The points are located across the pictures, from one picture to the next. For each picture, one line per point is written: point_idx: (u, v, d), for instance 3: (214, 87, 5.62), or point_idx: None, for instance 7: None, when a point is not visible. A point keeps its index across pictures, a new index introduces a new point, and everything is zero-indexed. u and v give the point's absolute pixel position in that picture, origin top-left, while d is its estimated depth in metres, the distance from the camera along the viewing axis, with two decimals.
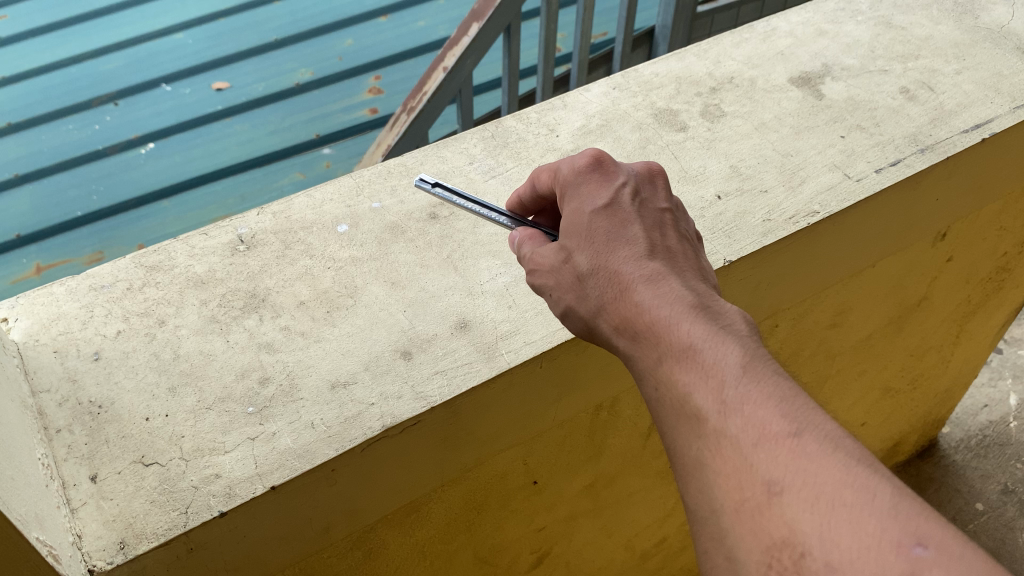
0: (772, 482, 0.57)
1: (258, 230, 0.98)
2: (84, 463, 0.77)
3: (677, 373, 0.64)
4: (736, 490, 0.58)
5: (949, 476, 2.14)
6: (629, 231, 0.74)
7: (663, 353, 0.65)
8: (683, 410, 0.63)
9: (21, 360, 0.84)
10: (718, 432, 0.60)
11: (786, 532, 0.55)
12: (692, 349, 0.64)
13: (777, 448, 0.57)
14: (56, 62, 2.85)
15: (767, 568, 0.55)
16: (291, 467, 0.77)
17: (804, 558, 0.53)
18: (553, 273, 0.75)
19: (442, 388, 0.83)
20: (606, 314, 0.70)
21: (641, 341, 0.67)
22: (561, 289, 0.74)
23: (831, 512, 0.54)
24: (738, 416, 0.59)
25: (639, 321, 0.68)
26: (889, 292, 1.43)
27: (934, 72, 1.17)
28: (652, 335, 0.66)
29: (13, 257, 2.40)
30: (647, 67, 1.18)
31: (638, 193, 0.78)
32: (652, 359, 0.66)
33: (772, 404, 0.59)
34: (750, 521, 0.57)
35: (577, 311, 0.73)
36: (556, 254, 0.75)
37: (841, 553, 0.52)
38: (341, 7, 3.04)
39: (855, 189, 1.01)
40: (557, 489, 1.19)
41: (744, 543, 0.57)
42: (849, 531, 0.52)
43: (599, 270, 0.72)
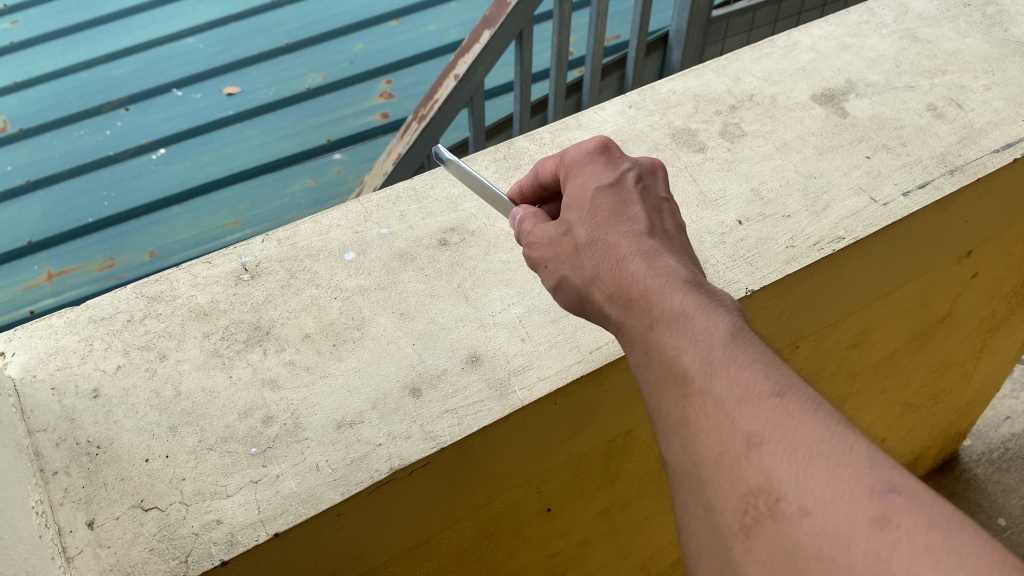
0: (751, 432, 0.52)
1: (262, 258, 0.95)
2: (81, 508, 0.74)
3: (667, 339, 0.59)
4: (714, 442, 0.53)
5: (970, 491, 2.09)
6: (630, 208, 0.70)
7: (655, 320, 0.61)
8: (668, 372, 0.58)
9: (17, 398, 0.82)
10: (702, 392, 0.55)
11: (762, 479, 0.50)
12: (682, 314, 0.59)
13: (759, 404, 0.53)
14: (69, 67, 2.84)
15: (742, 516, 0.51)
16: (296, 513, 0.74)
17: (779, 504, 0.49)
18: (551, 246, 0.72)
19: (452, 428, 0.79)
20: (599, 283, 0.67)
21: (634, 309, 0.63)
22: (558, 261, 0.71)
23: (809, 461, 0.49)
24: (722, 372, 0.55)
25: (634, 288, 0.63)
26: (912, 310, 1.39)
27: (963, 87, 1.13)
28: (645, 302, 0.62)
29: (24, 265, 2.41)
30: (664, 84, 1.15)
31: (641, 180, 0.75)
32: (644, 327, 0.62)
33: (758, 364, 0.55)
34: (726, 471, 0.52)
35: (571, 283, 0.69)
36: (557, 229, 0.72)
37: (815, 498, 0.48)
38: (353, 11, 3.01)
39: (882, 214, 0.97)
40: (570, 517, 1.15)
41: (719, 493, 0.52)
42: (824, 479, 0.48)
43: (599, 241, 0.68)
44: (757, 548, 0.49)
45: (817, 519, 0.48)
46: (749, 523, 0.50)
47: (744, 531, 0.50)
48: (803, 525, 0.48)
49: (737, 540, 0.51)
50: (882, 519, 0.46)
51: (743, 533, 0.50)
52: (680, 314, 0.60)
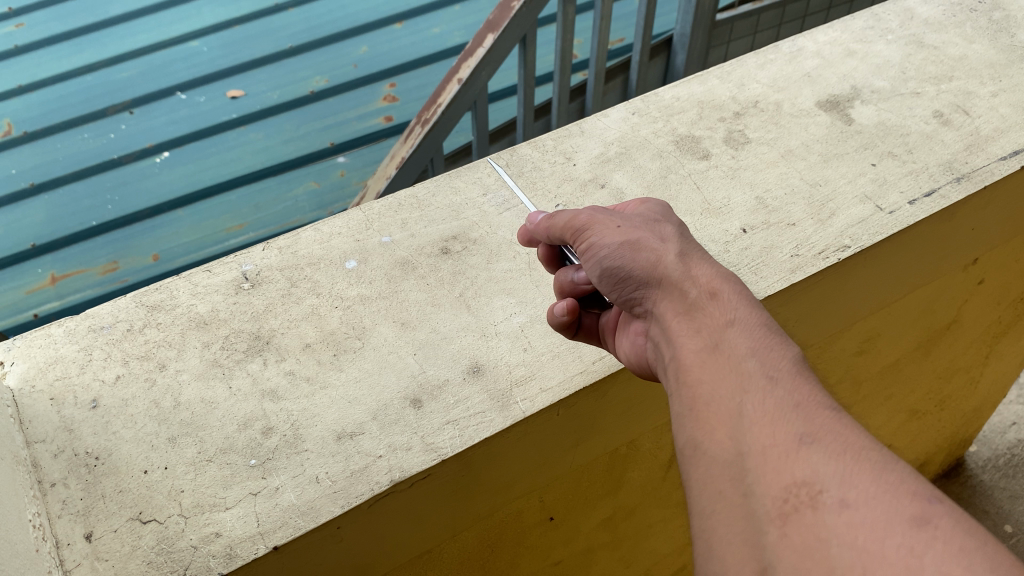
0: (804, 432, 0.55)
1: (263, 267, 0.95)
2: (79, 520, 0.74)
3: (742, 337, 0.64)
4: (766, 436, 0.57)
5: (977, 497, 2.07)
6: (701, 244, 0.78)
7: (736, 317, 0.66)
8: (733, 365, 0.62)
9: (16, 409, 0.81)
10: (764, 390, 0.60)
11: (807, 473, 0.53)
12: (765, 325, 0.65)
13: (817, 411, 0.57)
14: (72, 71, 2.84)
15: (781, 504, 0.53)
16: (295, 526, 0.73)
17: (820, 495, 0.51)
18: (637, 224, 0.75)
19: (453, 440, 0.79)
20: (683, 266, 0.70)
21: (715, 300, 0.68)
22: (640, 233, 0.74)
23: (857, 463, 0.52)
24: (788, 382, 0.60)
25: (723, 286, 0.68)
26: (919, 318, 1.38)
27: (969, 94, 1.12)
28: (730, 301, 0.67)
29: (28, 267, 2.41)
30: (667, 91, 1.14)
31: None
32: (719, 321, 0.66)
33: (817, 388, 0.59)
34: (772, 464, 0.55)
35: (648, 251, 0.72)
36: (648, 218, 0.77)
37: (857, 493, 0.50)
38: (357, 13, 3.00)
39: (888, 223, 0.96)
40: (573, 526, 1.14)
41: (763, 481, 0.55)
42: (869, 478, 0.51)
43: (688, 245, 0.73)
44: (791, 533, 0.51)
45: (856, 512, 0.49)
46: (788, 510, 0.52)
47: (781, 517, 0.52)
48: (841, 516, 0.50)
49: (773, 525, 0.52)
50: (921, 518, 0.47)
51: (780, 519, 0.52)
52: (763, 325, 0.65)
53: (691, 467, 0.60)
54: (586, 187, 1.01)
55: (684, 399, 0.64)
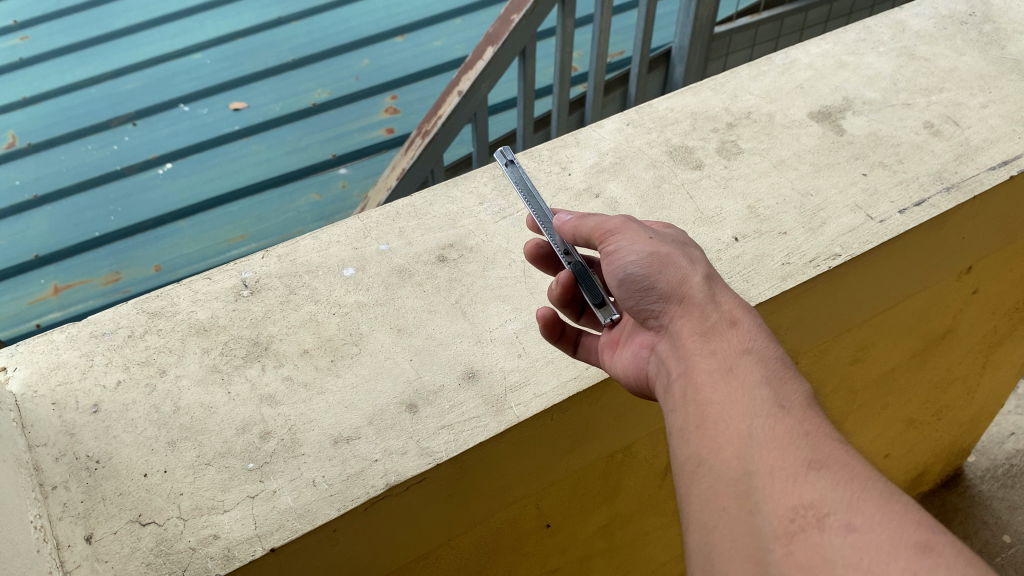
0: (814, 459, 0.56)
1: (262, 275, 0.96)
2: (80, 522, 0.75)
3: (757, 366, 0.65)
4: (774, 459, 0.58)
5: (975, 507, 2.07)
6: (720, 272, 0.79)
7: (753, 346, 0.67)
8: (749, 388, 0.63)
9: (18, 413, 0.83)
10: (777, 416, 0.61)
11: (815, 496, 0.54)
12: (779, 359, 0.66)
13: (826, 439, 0.58)
14: (76, 83, 2.87)
15: (788, 523, 0.53)
16: (292, 528, 0.74)
17: (827, 518, 0.52)
18: (667, 243, 0.77)
19: (448, 443, 0.80)
20: (707, 290, 0.72)
21: (735, 328, 0.69)
22: (670, 249, 0.76)
23: (864, 491, 0.53)
24: (798, 413, 0.61)
25: (744, 316, 0.70)
26: (916, 326, 1.39)
27: (959, 105, 1.14)
28: (750, 330, 0.69)
29: (30, 278, 2.43)
30: (661, 102, 1.16)
31: None
32: (736, 347, 0.68)
33: (823, 419, 0.61)
34: (779, 485, 0.56)
35: (676, 268, 0.74)
36: (678, 239, 0.78)
37: (864, 519, 0.51)
38: (359, 26, 3.03)
39: (878, 231, 0.97)
40: (570, 533, 1.15)
41: (770, 501, 0.55)
42: (876, 506, 0.52)
43: (713, 271, 0.76)
44: (797, 551, 0.52)
45: (862, 535, 0.50)
46: (794, 530, 0.53)
47: (788, 536, 0.53)
48: (847, 539, 0.51)
49: (778, 543, 0.53)
50: (924, 546, 0.48)
51: (786, 538, 0.53)
52: (779, 359, 0.67)
53: (692, 481, 0.61)
54: (581, 196, 1.03)
55: (691, 413, 0.65)
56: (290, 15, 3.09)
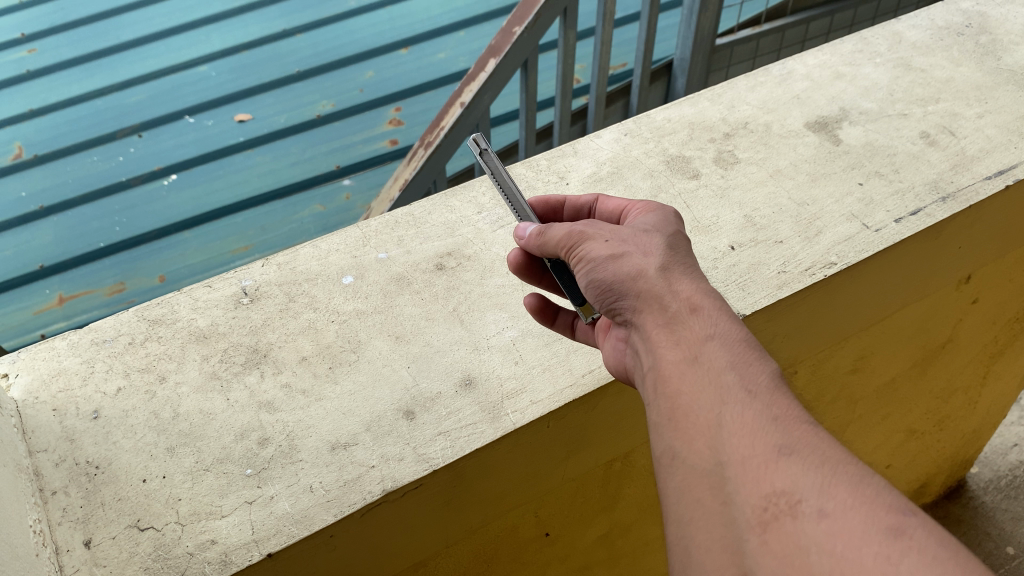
0: (783, 443, 0.56)
1: (261, 282, 0.97)
2: (78, 527, 0.76)
3: (722, 351, 0.65)
4: (744, 446, 0.58)
5: (979, 518, 2.06)
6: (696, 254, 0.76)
7: (716, 331, 0.66)
8: (716, 375, 0.63)
9: (20, 419, 0.84)
10: (744, 401, 0.61)
11: (786, 483, 0.54)
12: (744, 341, 0.66)
13: (794, 424, 0.58)
14: (83, 95, 2.89)
15: (761, 512, 0.54)
16: (288, 533, 0.75)
17: (799, 504, 0.53)
18: (625, 237, 0.75)
19: (445, 450, 0.80)
20: (665, 280, 0.71)
21: (696, 315, 0.68)
22: (628, 245, 0.74)
23: (835, 474, 0.54)
24: (766, 396, 0.61)
25: (706, 302, 0.69)
26: (913, 335, 1.39)
27: (955, 115, 1.14)
28: (712, 315, 0.68)
29: (36, 288, 2.45)
30: (659, 113, 1.17)
31: None
32: (698, 334, 0.67)
33: (794, 401, 0.61)
34: (751, 473, 0.56)
35: (632, 262, 0.73)
36: (637, 229, 0.76)
37: (835, 504, 0.52)
38: (363, 39, 3.05)
39: (873, 240, 0.98)
40: (569, 541, 1.15)
41: (742, 491, 0.56)
42: (847, 490, 0.52)
43: (674, 256, 0.73)
44: (771, 540, 0.52)
45: (834, 521, 0.51)
46: (768, 519, 0.53)
47: (761, 526, 0.53)
48: (820, 525, 0.51)
49: (753, 533, 0.53)
50: (896, 529, 0.49)
51: (760, 527, 0.53)
52: (744, 341, 0.66)
53: (670, 474, 0.61)
54: None
55: (663, 406, 0.65)
56: (294, 27, 3.12)
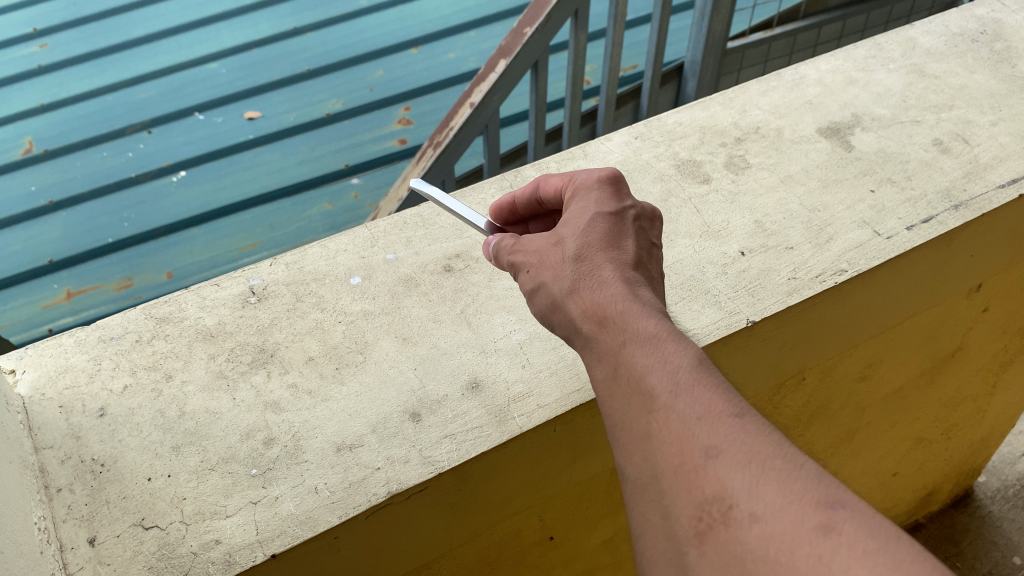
0: (710, 445, 0.53)
1: (269, 282, 0.97)
2: (83, 525, 0.76)
3: (635, 357, 0.60)
4: (674, 453, 0.55)
5: (985, 527, 2.04)
6: (622, 240, 0.71)
7: (626, 336, 0.61)
8: (636, 389, 0.59)
9: (26, 415, 0.84)
10: (665, 408, 0.56)
11: (716, 488, 0.52)
12: (655, 337, 0.60)
13: (719, 420, 0.54)
14: (94, 91, 2.90)
15: (696, 523, 0.52)
16: (293, 534, 0.74)
17: (731, 511, 0.50)
18: (539, 254, 0.73)
19: (451, 453, 0.80)
20: (574, 296, 0.67)
21: (606, 324, 0.64)
22: (541, 267, 0.72)
23: (762, 472, 0.51)
24: (686, 391, 0.56)
25: (610, 308, 0.64)
26: (923, 343, 1.38)
27: (969, 123, 1.13)
28: (619, 322, 0.63)
29: (44, 283, 2.45)
30: (670, 116, 1.17)
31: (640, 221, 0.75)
32: (613, 344, 0.62)
33: (719, 388, 0.56)
34: (683, 480, 0.53)
35: (546, 287, 0.70)
36: (549, 240, 0.73)
37: (765, 506, 0.49)
38: (373, 38, 3.05)
39: (885, 248, 0.97)
40: (573, 545, 1.15)
41: (677, 501, 0.53)
42: (776, 488, 0.50)
43: (583, 258, 0.69)
44: (709, 553, 0.50)
45: (766, 524, 0.49)
46: (703, 529, 0.51)
47: (698, 537, 0.51)
48: (752, 530, 0.49)
49: (692, 545, 0.52)
50: (826, 526, 0.47)
51: (697, 539, 0.51)
52: (654, 337, 0.60)
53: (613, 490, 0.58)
54: None
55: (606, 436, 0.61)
56: (305, 25, 3.12)
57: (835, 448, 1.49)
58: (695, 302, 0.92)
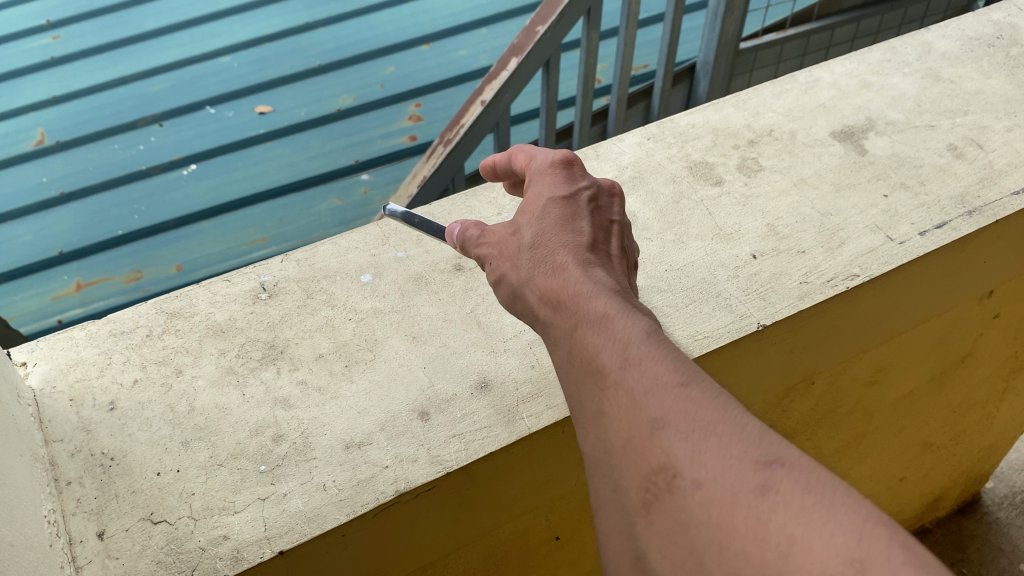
0: (655, 417, 0.53)
1: (281, 278, 0.97)
2: (92, 518, 0.76)
3: (586, 338, 0.60)
4: (623, 428, 0.54)
5: (992, 534, 2.03)
6: (576, 221, 0.71)
7: (578, 320, 0.62)
8: (587, 370, 0.59)
9: (36, 408, 0.84)
10: (615, 384, 0.56)
11: (662, 457, 0.51)
12: (603, 317, 0.60)
13: (665, 392, 0.53)
14: (106, 83, 2.91)
15: (643, 492, 0.51)
16: (301, 531, 0.75)
17: (675, 479, 0.50)
18: (498, 244, 0.73)
19: (459, 453, 0.80)
20: (530, 284, 0.67)
21: (559, 310, 0.64)
22: (500, 258, 0.72)
23: (705, 439, 0.50)
24: (635, 365, 0.56)
25: (563, 291, 0.64)
26: (932, 349, 1.37)
27: (984, 128, 1.13)
28: (571, 304, 0.63)
29: (54, 274, 2.46)
30: (683, 117, 1.16)
31: (597, 200, 0.74)
32: (567, 326, 0.62)
33: (670, 362, 0.56)
34: (631, 451, 0.53)
35: (506, 277, 0.70)
36: (508, 229, 0.73)
37: (706, 472, 0.49)
38: (385, 34, 3.05)
39: (897, 253, 0.96)
40: (579, 545, 1.14)
41: (626, 474, 0.53)
42: (717, 454, 0.49)
43: (537, 244, 0.69)
44: (655, 521, 0.50)
45: (708, 490, 0.48)
46: (649, 499, 0.51)
47: (645, 506, 0.51)
48: (695, 496, 0.48)
49: (639, 516, 0.51)
50: (764, 487, 0.47)
51: (644, 508, 0.51)
52: (602, 316, 0.60)
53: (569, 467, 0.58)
54: None
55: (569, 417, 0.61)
56: (317, 20, 3.12)
57: (843, 452, 1.49)
58: (705, 305, 0.91)
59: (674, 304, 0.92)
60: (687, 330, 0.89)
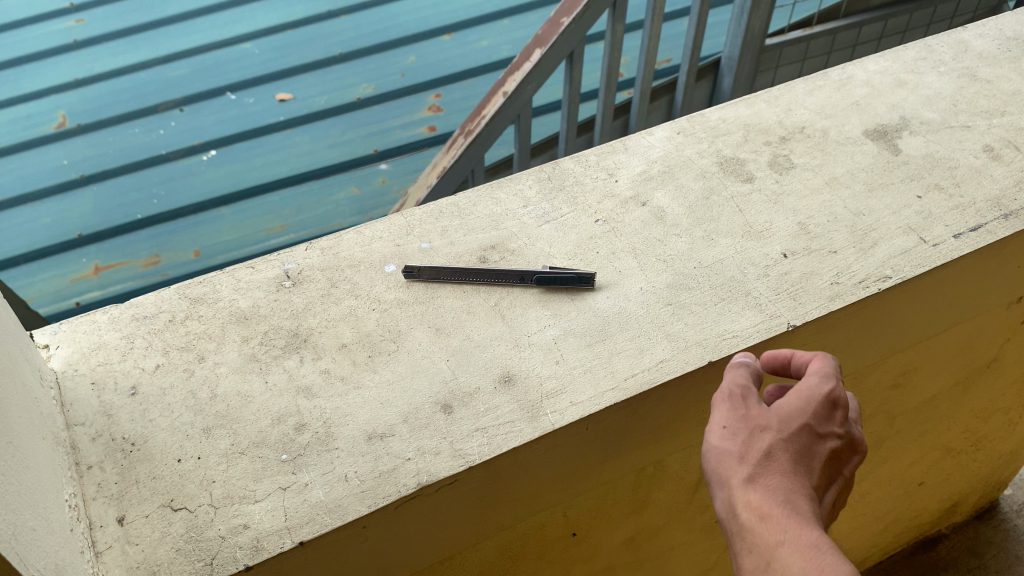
0: None
1: (305, 267, 0.96)
2: (112, 504, 0.75)
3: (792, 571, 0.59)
4: None
5: (1010, 541, 2.00)
6: (813, 468, 0.67)
7: (785, 543, 0.60)
8: None
9: (58, 391, 0.83)
10: None
11: None
12: (814, 552, 0.59)
13: None
14: (127, 67, 2.91)
15: None
16: (322, 522, 0.74)
17: None
18: (740, 420, 0.68)
19: (482, 447, 0.79)
20: (747, 490, 0.64)
21: (764, 524, 0.62)
22: (729, 438, 0.68)
23: None
24: None
25: (777, 516, 0.62)
26: (958, 354, 1.35)
27: (1021, 130, 1.10)
28: (786, 530, 0.61)
29: (72, 256, 2.45)
30: (714, 112, 1.15)
31: (840, 450, 0.70)
32: (770, 540, 0.61)
33: None
34: None
35: (724, 457, 0.67)
36: (760, 424, 0.68)
37: None
38: (408, 23, 3.03)
39: (930, 255, 0.94)
40: (595, 542, 1.13)
41: None
42: None
43: (772, 463, 0.65)
44: None
45: None
46: None
47: None
48: None
49: None
50: None
51: None
52: (814, 552, 0.59)
53: None
54: (627, 204, 1.02)
55: None
56: (340, 8, 3.11)
57: (863, 456, 1.46)
58: (734, 304, 0.90)
59: (703, 302, 0.91)
60: (716, 330, 0.88)
